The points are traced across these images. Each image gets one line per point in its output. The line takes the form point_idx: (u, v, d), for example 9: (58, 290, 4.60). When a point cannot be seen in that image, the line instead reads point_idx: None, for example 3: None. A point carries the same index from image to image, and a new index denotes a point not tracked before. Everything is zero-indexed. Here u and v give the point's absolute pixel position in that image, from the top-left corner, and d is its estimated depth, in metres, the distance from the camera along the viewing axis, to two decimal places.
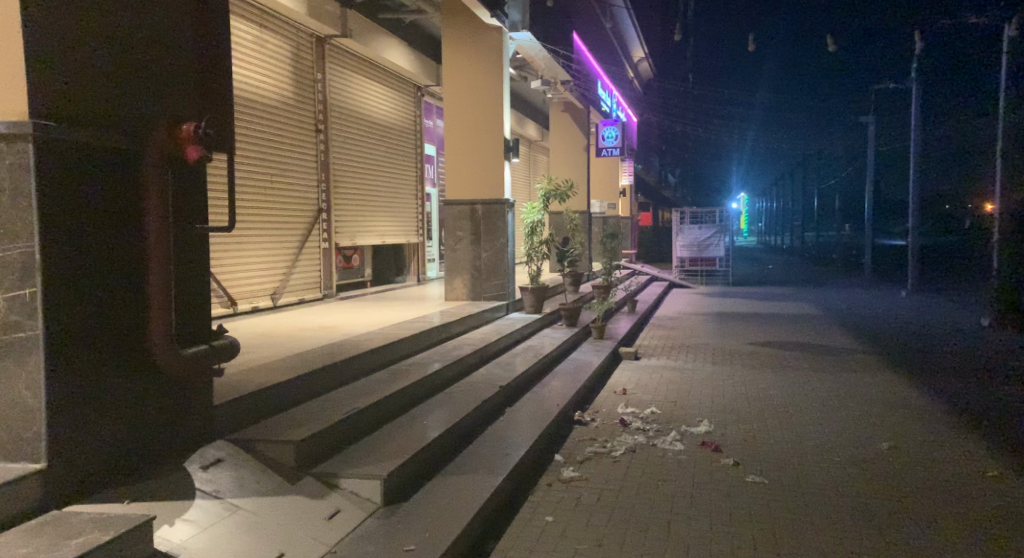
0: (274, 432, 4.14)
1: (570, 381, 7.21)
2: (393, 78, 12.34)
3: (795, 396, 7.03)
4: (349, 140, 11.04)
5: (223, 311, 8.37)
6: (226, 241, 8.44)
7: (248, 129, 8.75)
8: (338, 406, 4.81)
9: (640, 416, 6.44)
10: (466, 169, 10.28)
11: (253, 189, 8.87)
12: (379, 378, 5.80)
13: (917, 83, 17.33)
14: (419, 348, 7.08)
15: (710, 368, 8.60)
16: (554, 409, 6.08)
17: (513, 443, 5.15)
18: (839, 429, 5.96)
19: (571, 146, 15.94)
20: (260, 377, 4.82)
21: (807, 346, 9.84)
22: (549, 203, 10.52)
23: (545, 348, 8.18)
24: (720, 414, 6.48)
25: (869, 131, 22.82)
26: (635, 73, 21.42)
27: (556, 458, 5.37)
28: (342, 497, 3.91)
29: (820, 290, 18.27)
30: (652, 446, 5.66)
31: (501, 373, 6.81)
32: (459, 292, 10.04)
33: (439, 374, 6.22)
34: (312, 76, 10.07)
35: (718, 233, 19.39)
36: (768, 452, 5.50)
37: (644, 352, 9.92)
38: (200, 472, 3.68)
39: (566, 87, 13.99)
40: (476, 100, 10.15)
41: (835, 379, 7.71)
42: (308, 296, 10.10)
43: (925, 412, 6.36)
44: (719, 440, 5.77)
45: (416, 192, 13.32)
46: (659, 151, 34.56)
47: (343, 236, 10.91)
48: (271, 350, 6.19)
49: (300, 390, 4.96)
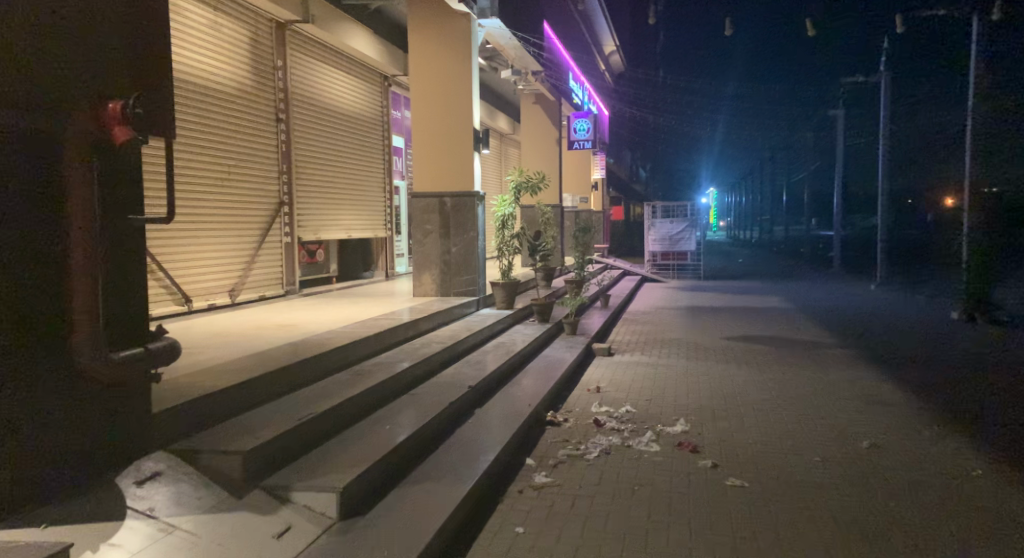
0: (223, 439, 3.83)
1: (542, 380, 6.95)
2: (359, 66, 11.95)
3: (772, 393, 6.86)
4: (313, 130, 10.65)
5: (178, 309, 7.97)
6: (182, 236, 8.03)
7: (203, 118, 8.33)
8: (295, 410, 4.49)
9: (614, 415, 6.20)
10: (434, 160, 9.92)
11: (210, 181, 8.46)
12: (340, 379, 5.47)
13: (886, 77, 17.40)
14: (385, 347, 6.76)
15: (685, 364, 8.39)
16: (526, 410, 5.81)
17: (482, 448, 4.87)
18: (819, 427, 5.79)
19: (543, 137, 15.67)
20: (208, 381, 4.46)
21: (783, 341, 9.71)
22: (520, 195, 10.21)
23: (516, 345, 7.91)
24: (696, 413, 6.27)
25: (838, 124, 22.87)
26: (607, 65, 21.21)
27: (528, 462, 5.10)
28: (295, 512, 3.58)
29: (792, 284, 18.24)
30: (628, 447, 5.42)
31: (471, 372, 6.52)
32: (428, 288, 9.71)
33: (405, 374, 5.91)
34: (272, 63, 9.65)
35: (690, 227, 19.28)
36: (749, 452, 5.29)
37: (617, 347, 9.70)
38: (134, 489, 3.36)
39: (537, 77, 13.72)
40: (444, 89, 9.81)
41: (812, 375, 7.56)
42: (270, 293, 9.71)
43: (903, 409, 6.24)
44: (698, 440, 5.55)
45: (384, 185, 12.96)
46: (630, 146, 34.52)
47: (307, 230, 10.52)
48: (226, 351, 5.82)
49: (253, 393, 4.62)
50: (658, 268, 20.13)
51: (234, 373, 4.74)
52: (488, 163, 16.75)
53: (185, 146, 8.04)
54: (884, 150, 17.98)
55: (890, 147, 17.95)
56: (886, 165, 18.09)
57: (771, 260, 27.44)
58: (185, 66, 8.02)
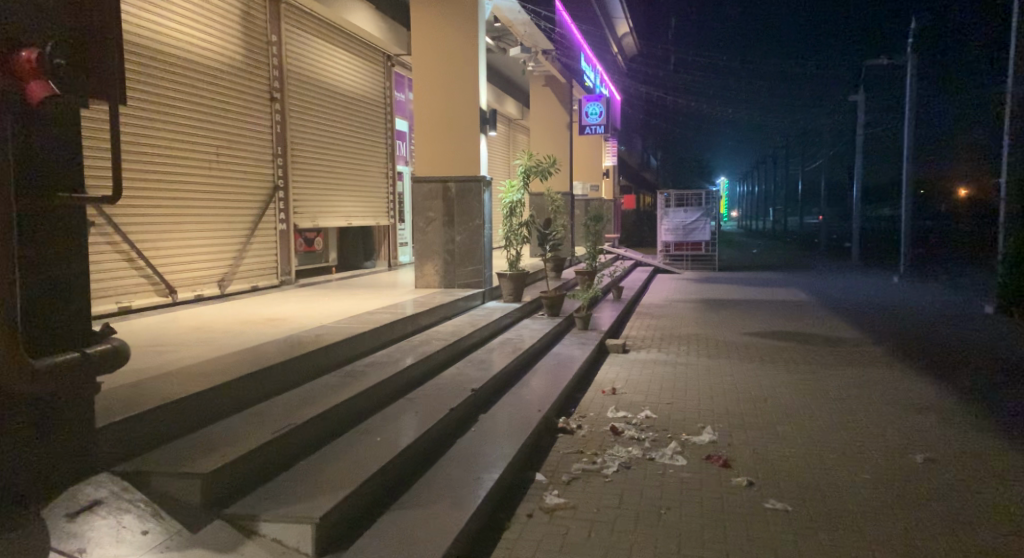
0: (180, 458, 3.28)
1: (552, 381, 6.34)
2: (360, 44, 11.33)
3: (807, 397, 6.24)
4: (310, 111, 10.03)
5: (162, 300, 7.40)
6: (165, 221, 7.45)
7: (189, 95, 7.73)
8: (272, 421, 3.92)
9: (633, 422, 5.60)
10: (437, 143, 9.29)
11: (196, 162, 7.88)
12: (328, 383, 4.88)
13: (913, 59, 16.62)
14: (382, 344, 6.18)
15: (706, 363, 7.77)
16: (536, 417, 5.22)
17: (485, 464, 4.28)
18: (864, 438, 5.17)
19: (553, 122, 15.02)
20: (170, 387, 3.87)
21: (810, 337, 9.06)
22: (530, 181, 9.57)
23: (524, 342, 7.30)
24: (723, 420, 5.66)
25: (858, 110, 22.08)
26: (618, 49, 20.49)
27: (537, 478, 4.51)
28: (260, 549, 3.02)
29: (810, 276, 17.55)
30: (650, 461, 4.81)
31: (476, 372, 5.93)
32: (431, 279, 9.13)
33: (402, 375, 5.33)
34: (265, 38, 9.03)
35: (705, 216, 18.60)
36: (788, 468, 4.68)
37: (631, 343, 9.07)
38: (66, 523, 2.79)
39: (549, 56, 13.14)
40: (449, 66, 9.17)
41: (847, 376, 6.94)
42: (263, 283, 9.12)
43: (955, 417, 5.61)
44: (727, 453, 4.94)
45: (387, 170, 12.35)
46: (640, 134, 33.75)
47: (304, 217, 9.93)
48: (202, 349, 5.24)
49: (223, 399, 4.06)
50: (671, 258, 19.42)
51: (206, 377, 4.17)
52: (496, 149, 16.12)
53: (168, 124, 7.45)
54: (909, 136, 17.18)
55: (916, 133, 17.16)
56: (911, 152, 17.30)
57: (787, 251, 26.69)
58: (168, 36, 7.40)
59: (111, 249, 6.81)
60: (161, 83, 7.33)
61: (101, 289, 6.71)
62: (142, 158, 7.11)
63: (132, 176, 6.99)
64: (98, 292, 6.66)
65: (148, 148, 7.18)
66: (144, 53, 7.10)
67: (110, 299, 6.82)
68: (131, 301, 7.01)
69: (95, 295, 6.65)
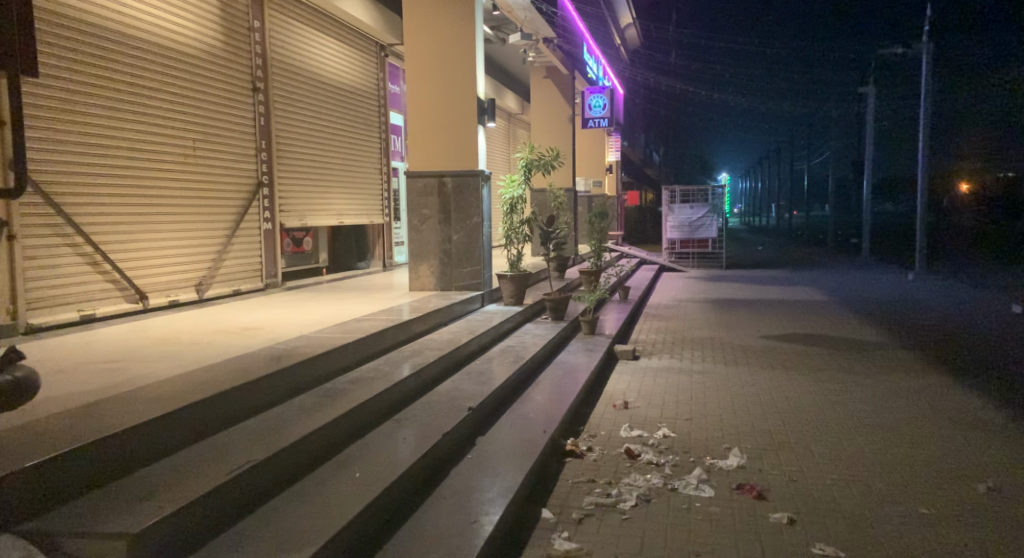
0: (97, 520, 2.68)
1: (559, 395, 5.72)
2: (352, 33, 10.72)
3: (841, 411, 5.62)
4: (298, 102, 9.42)
5: (131, 307, 6.77)
6: (135, 219, 6.84)
7: (160, 83, 7.12)
8: (230, 455, 3.32)
9: (650, 442, 4.99)
10: (431, 136, 8.65)
11: (170, 156, 7.26)
12: (304, 403, 4.28)
13: (928, 47, 15.97)
14: (371, 356, 5.56)
15: (724, 371, 7.14)
16: (542, 439, 4.60)
17: (482, 502, 3.66)
18: (913, 463, 4.55)
19: (554, 114, 14.37)
20: (111, 420, 3.31)
21: (833, 341, 8.41)
22: (532, 175, 8.92)
23: (527, 350, 6.68)
24: (751, 440, 5.04)
25: (868, 101, 21.40)
26: (622, 40, 19.86)
27: (544, 515, 3.90)
28: None
29: (822, 273, 16.88)
30: (672, 492, 4.19)
31: (474, 386, 5.32)
32: (426, 281, 8.52)
33: (390, 392, 4.71)
34: (247, 24, 8.41)
35: (711, 212, 17.96)
36: (833, 501, 4.06)
37: (642, 349, 8.43)
38: None
39: (550, 45, 12.49)
40: (443, 54, 8.55)
41: (881, 386, 6.30)
42: (247, 286, 8.49)
43: (1011, 435, 4.99)
44: (760, 482, 4.33)
45: (382, 165, 11.74)
46: (642, 129, 33.06)
47: (291, 215, 9.31)
48: (164, 364, 4.64)
49: (169, 431, 3.44)
50: (677, 256, 18.71)
51: (156, 403, 3.57)
52: (495, 144, 15.49)
53: (137, 114, 6.84)
54: (924, 127, 16.49)
55: (931, 124, 16.48)
56: (926, 144, 16.58)
57: (795, 248, 25.99)
58: (136, 19, 6.81)
59: (71, 251, 6.18)
60: (129, 70, 6.74)
61: (60, 295, 6.08)
62: (108, 154, 6.52)
63: (96, 170, 6.38)
64: (56, 298, 6.02)
65: (115, 143, 6.58)
66: (107, 37, 6.48)
67: (71, 306, 6.18)
68: (95, 309, 6.37)
69: (53, 301, 6.01)
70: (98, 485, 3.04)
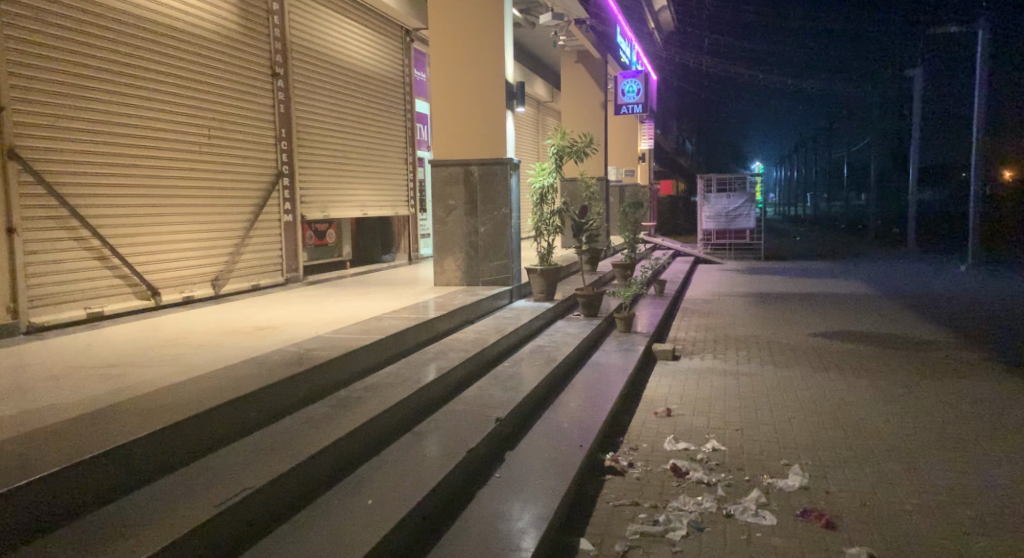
0: None
1: (596, 401, 5.23)
2: (376, 17, 10.29)
3: (910, 422, 5.04)
4: (319, 89, 9.02)
5: (143, 304, 6.44)
6: (147, 211, 6.51)
7: (171, 68, 6.75)
8: (228, 479, 2.94)
9: (698, 458, 4.47)
10: (456, 121, 8.18)
11: (182, 144, 6.91)
12: (315, 414, 3.86)
13: (984, 27, 15.02)
14: (391, 358, 5.14)
15: (773, 373, 6.58)
16: (579, 455, 4.12)
17: (511, 533, 3.21)
18: (1002, 487, 3.98)
19: (586, 100, 13.79)
20: (93, 437, 2.94)
21: (889, 340, 7.76)
22: (564, 163, 8.39)
23: (559, 350, 6.19)
24: (813, 456, 4.49)
25: (914, 86, 20.40)
26: (656, 24, 19.19)
27: (583, 546, 3.43)
28: None
29: (866, 265, 16.07)
30: (728, 518, 3.69)
31: (504, 393, 4.85)
32: (452, 275, 8.08)
33: (410, 401, 4.26)
34: (265, 7, 8.02)
35: (749, 202, 17.23)
36: (916, 533, 3.51)
37: (681, 348, 7.89)
38: None
39: (581, 28, 11.89)
40: (470, 33, 8.05)
41: (950, 393, 5.68)
42: (266, 280, 8.13)
43: None
44: (829, 507, 3.80)
45: (408, 155, 11.32)
46: (674, 118, 32.11)
47: (312, 207, 8.94)
48: (166, 368, 4.27)
49: (162, 450, 3.08)
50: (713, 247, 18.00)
51: (148, 416, 3.19)
52: (524, 131, 14.99)
53: (149, 99, 6.51)
54: (978, 110, 15.56)
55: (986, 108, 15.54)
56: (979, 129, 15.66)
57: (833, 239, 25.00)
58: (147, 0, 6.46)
59: (77, 245, 5.84)
60: (139, 52, 6.38)
61: (66, 292, 5.76)
62: (117, 141, 6.17)
63: (105, 160, 6.06)
64: (61, 295, 5.71)
65: (124, 129, 6.24)
66: (117, 18, 6.16)
67: (78, 303, 5.87)
68: (104, 306, 6.06)
69: (59, 297, 5.70)
70: (69, 519, 2.67)
